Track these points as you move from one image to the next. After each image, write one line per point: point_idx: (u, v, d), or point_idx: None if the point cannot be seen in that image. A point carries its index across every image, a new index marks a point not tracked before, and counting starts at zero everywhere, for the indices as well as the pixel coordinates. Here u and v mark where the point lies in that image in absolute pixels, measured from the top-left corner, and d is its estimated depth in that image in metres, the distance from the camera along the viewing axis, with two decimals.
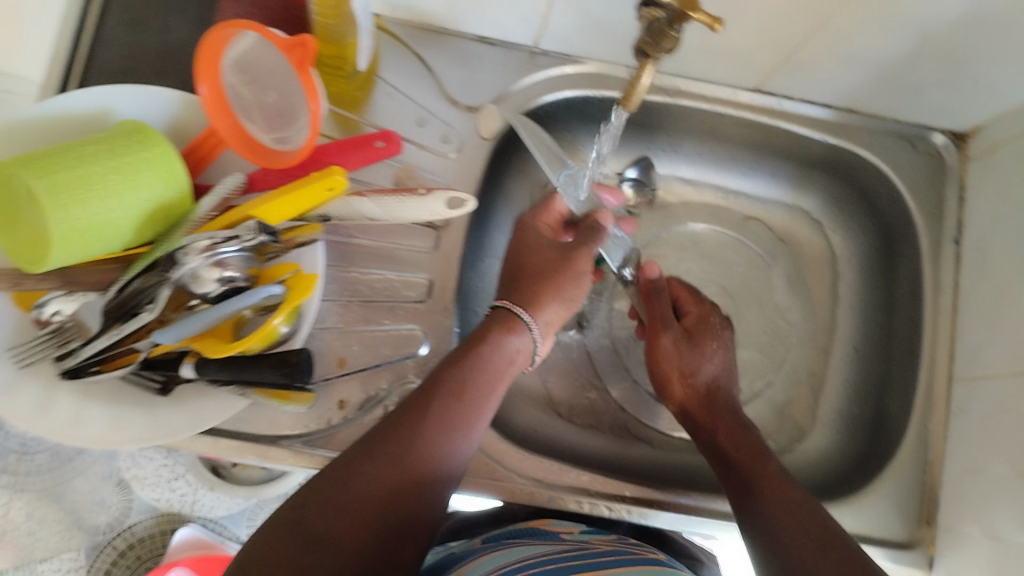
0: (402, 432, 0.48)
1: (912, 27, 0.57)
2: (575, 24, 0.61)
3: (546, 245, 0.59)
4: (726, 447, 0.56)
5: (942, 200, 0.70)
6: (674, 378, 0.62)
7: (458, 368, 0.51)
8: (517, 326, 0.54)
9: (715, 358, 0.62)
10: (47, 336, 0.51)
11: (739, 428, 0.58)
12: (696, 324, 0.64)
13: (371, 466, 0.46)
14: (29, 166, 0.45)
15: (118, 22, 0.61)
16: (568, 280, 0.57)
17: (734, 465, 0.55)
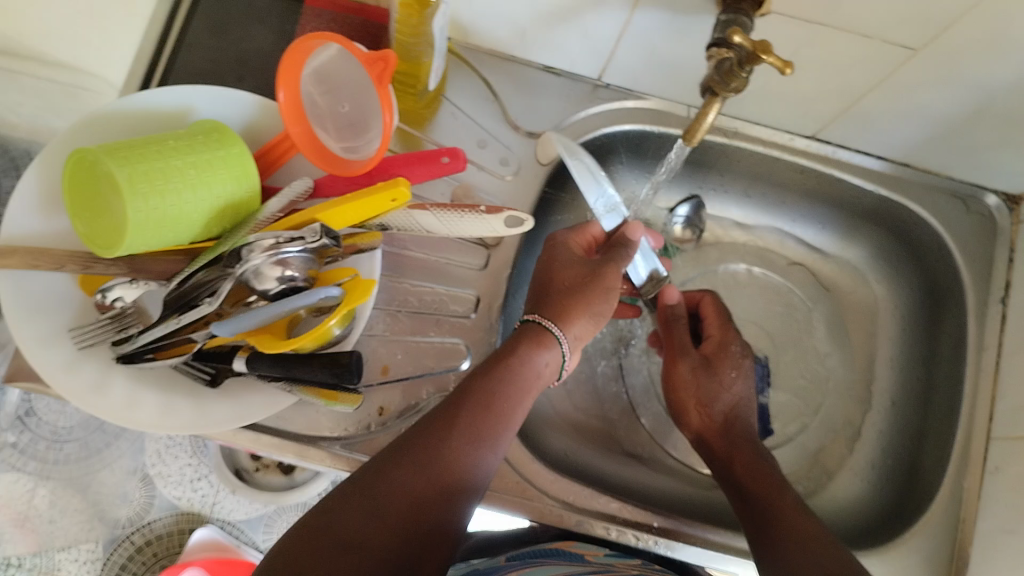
0: (430, 439, 0.48)
1: (973, 84, 0.58)
2: (641, 61, 0.63)
3: (576, 262, 0.59)
4: (743, 477, 0.56)
5: (992, 260, 0.70)
6: (691, 406, 0.62)
7: (488, 380, 0.52)
8: (548, 341, 0.55)
9: (732, 387, 0.62)
10: (108, 321, 0.53)
11: (756, 459, 0.57)
12: (714, 351, 0.64)
13: (400, 471, 0.46)
14: (114, 157, 0.47)
15: (203, 27, 0.64)
16: (598, 295, 0.57)
17: (750, 495, 0.55)
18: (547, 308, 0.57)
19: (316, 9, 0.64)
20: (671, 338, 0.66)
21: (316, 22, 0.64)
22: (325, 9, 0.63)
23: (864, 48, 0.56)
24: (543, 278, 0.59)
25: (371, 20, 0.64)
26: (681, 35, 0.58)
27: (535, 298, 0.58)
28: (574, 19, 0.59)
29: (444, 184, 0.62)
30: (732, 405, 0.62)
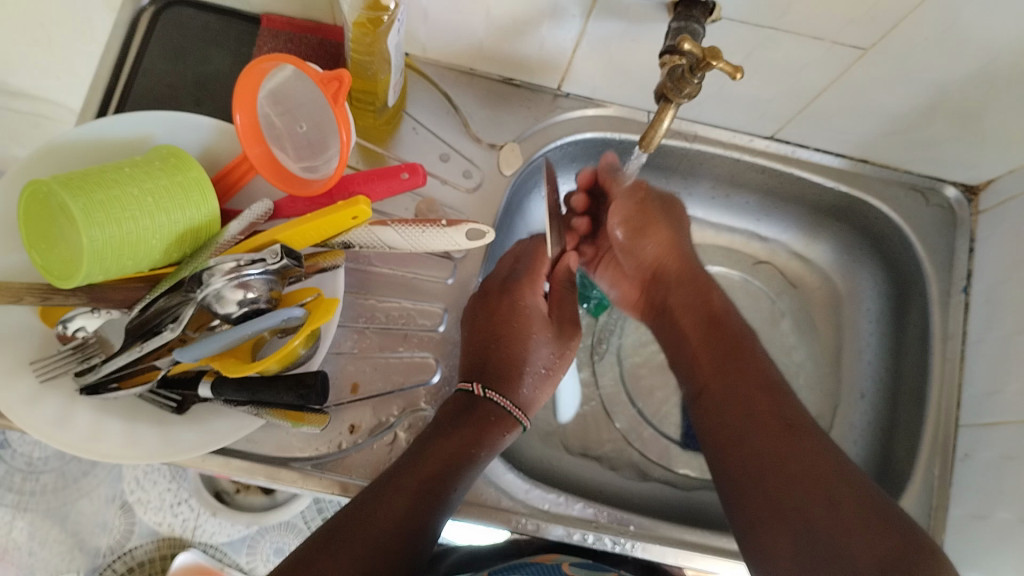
0: (378, 515, 0.48)
1: (926, 81, 0.59)
2: (599, 70, 0.63)
3: (544, 336, 0.64)
4: (714, 313, 0.59)
5: (953, 251, 0.71)
6: (661, 239, 0.63)
7: (443, 450, 0.53)
8: (514, 425, 0.59)
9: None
10: (70, 352, 0.52)
11: (728, 306, 0.60)
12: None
13: (336, 556, 0.46)
14: (67, 186, 0.46)
15: (160, 52, 0.64)
16: (564, 367, 0.65)
17: (721, 333, 0.58)
18: (519, 393, 0.61)
19: (272, 30, 0.62)
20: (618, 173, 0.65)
21: (272, 42, 0.62)
22: (282, 29, 0.63)
23: (816, 49, 0.57)
24: (502, 347, 0.61)
25: (327, 39, 0.63)
26: (636, 42, 0.58)
27: (495, 372, 0.59)
28: (529, 29, 0.59)
29: (407, 200, 0.62)
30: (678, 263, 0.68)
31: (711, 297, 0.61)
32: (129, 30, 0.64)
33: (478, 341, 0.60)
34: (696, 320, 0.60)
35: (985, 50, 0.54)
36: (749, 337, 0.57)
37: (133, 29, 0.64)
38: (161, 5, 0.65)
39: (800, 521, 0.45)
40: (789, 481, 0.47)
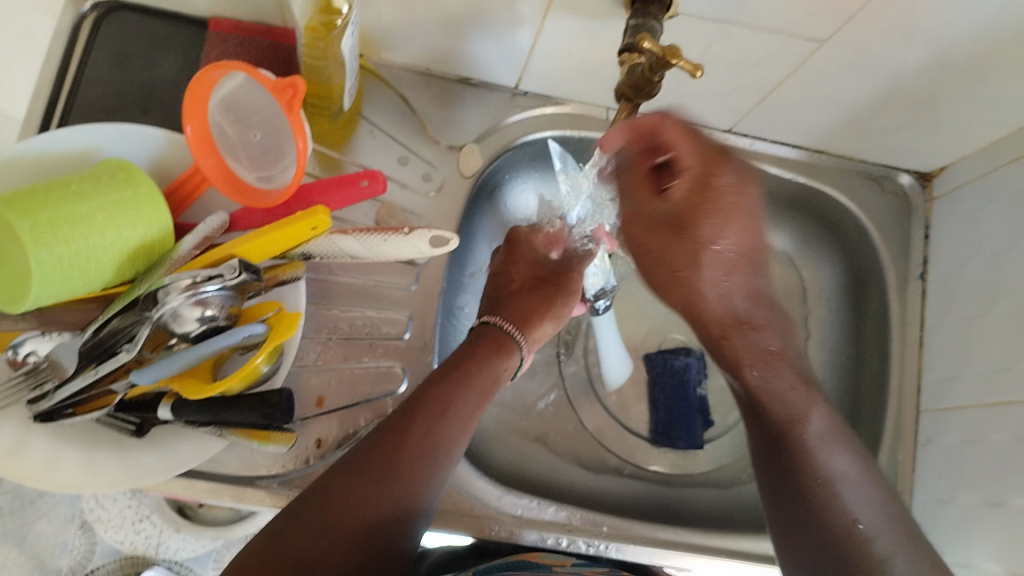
0: (381, 450, 0.47)
1: (880, 73, 0.60)
2: (557, 68, 0.62)
3: (532, 270, 0.63)
4: (767, 392, 0.50)
5: (910, 237, 0.72)
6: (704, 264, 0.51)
7: (449, 388, 0.51)
8: (510, 347, 0.57)
9: (727, 237, 0.50)
10: (20, 378, 0.49)
11: (772, 377, 0.51)
12: (695, 207, 0.49)
13: (349, 484, 0.45)
14: (12, 207, 0.44)
15: (102, 61, 0.61)
16: (561, 301, 0.62)
17: (767, 414, 0.50)
18: (507, 310, 0.60)
19: (220, 34, 0.61)
20: (622, 196, 0.53)
21: (221, 47, 0.60)
22: (230, 33, 0.61)
23: (772, 43, 0.57)
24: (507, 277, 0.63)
25: (278, 42, 0.61)
26: (594, 40, 0.58)
27: (494, 300, 0.61)
28: (486, 30, 0.58)
29: (367, 206, 0.61)
30: (742, 278, 0.52)
31: (743, 374, 0.52)
32: (71, 36, 0.61)
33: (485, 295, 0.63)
34: (741, 388, 0.53)
35: (939, 39, 0.55)
36: (806, 409, 0.49)
37: (75, 35, 0.61)
38: (102, 8, 0.62)
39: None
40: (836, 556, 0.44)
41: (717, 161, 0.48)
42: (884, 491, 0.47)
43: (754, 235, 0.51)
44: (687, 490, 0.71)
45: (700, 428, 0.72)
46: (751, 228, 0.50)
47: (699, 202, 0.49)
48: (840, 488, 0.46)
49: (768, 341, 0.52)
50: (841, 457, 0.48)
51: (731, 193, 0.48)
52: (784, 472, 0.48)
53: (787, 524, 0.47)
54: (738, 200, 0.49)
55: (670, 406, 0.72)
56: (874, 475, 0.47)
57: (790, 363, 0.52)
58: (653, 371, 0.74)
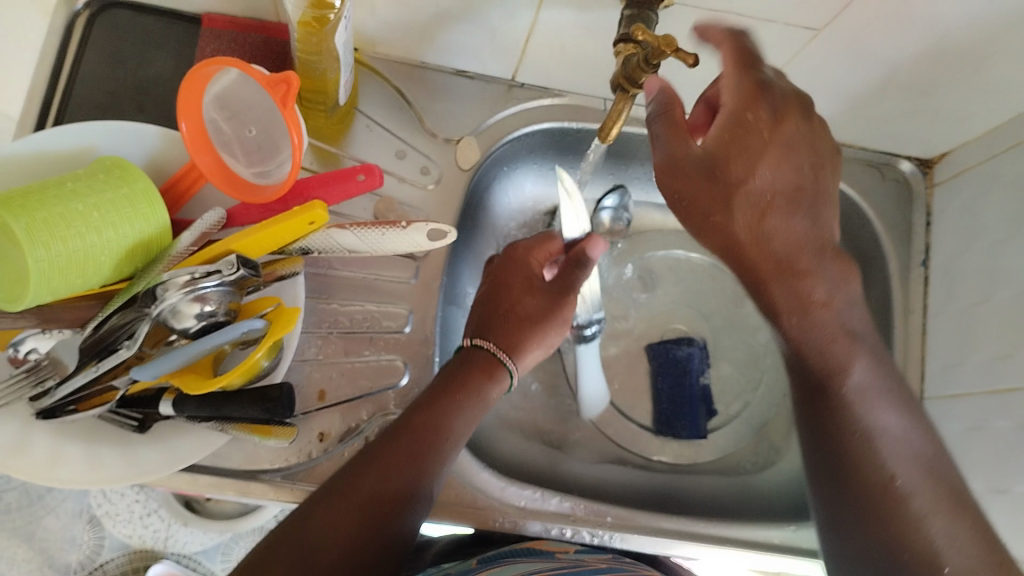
0: (362, 479, 0.46)
1: (878, 61, 0.59)
2: (552, 59, 0.62)
3: (529, 288, 0.58)
4: (807, 351, 0.54)
5: (910, 224, 0.72)
6: (735, 206, 0.50)
7: (433, 417, 0.50)
8: (498, 374, 0.54)
9: (763, 173, 0.50)
10: (23, 375, 0.50)
11: (812, 330, 0.54)
12: (730, 143, 0.49)
13: (330, 515, 0.45)
14: (7, 206, 0.44)
15: (96, 59, 0.61)
16: (555, 328, 0.58)
17: (807, 368, 0.55)
18: (501, 337, 0.55)
19: (214, 31, 0.61)
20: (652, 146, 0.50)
21: (216, 44, 0.60)
22: (224, 29, 0.61)
23: (768, 31, 0.57)
24: (504, 299, 0.57)
25: (273, 37, 0.61)
26: (589, 30, 0.57)
27: (485, 322, 0.56)
28: (481, 21, 0.58)
29: (365, 200, 0.61)
30: (784, 220, 0.51)
31: (783, 321, 0.54)
32: (65, 35, 0.61)
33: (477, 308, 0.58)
34: (783, 340, 0.56)
35: (937, 26, 0.54)
36: (848, 362, 0.53)
37: (70, 34, 0.61)
38: (95, 7, 0.62)
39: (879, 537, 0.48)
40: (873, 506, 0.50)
41: (754, 99, 0.49)
42: (936, 444, 0.52)
43: (794, 176, 0.51)
44: (691, 477, 0.71)
45: (704, 418, 0.72)
46: (790, 167, 0.50)
47: (732, 139, 0.49)
48: (878, 442, 0.52)
49: (812, 289, 0.53)
50: (887, 413, 0.53)
51: (765, 129, 0.49)
52: (825, 425, 0.54)
53: (829, 476, 0.53)
54: (770, 138, 0.49)
55: (673, 396, 0.72)
56: (925, 428, 0.53)
57: (833, 316, 0.54)
58: (655, 362, 0.74)
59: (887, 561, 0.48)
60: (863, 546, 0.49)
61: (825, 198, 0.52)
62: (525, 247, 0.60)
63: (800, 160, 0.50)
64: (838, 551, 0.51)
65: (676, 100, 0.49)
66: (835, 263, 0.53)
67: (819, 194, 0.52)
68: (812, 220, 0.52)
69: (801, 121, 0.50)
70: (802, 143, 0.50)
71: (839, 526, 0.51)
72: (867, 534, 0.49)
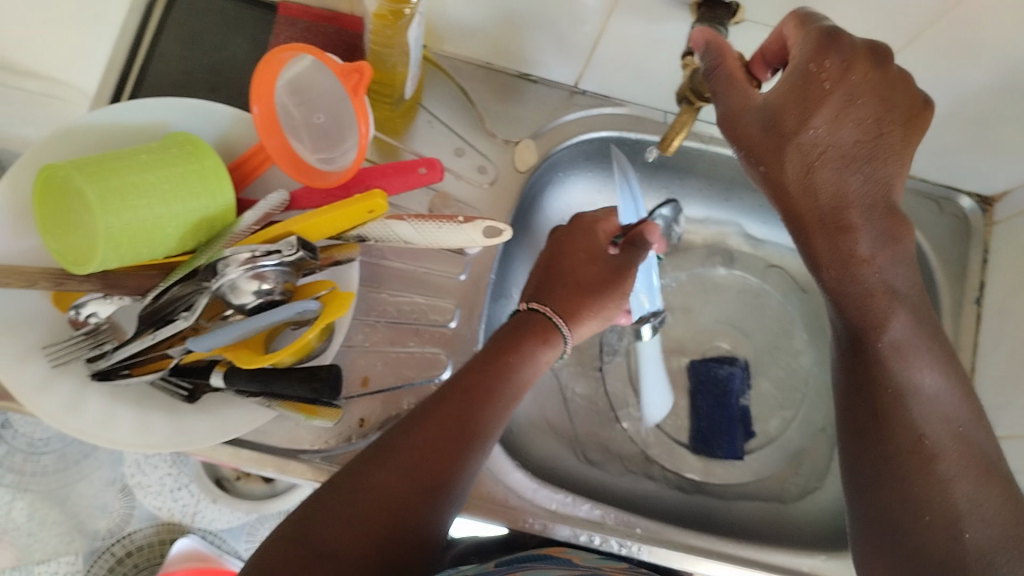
0: (416, 434, 0.48)
1: (946, 92, 0.59)
2: (618, 68, 0.63)
3: (591, 260, 0.59)
4: (845, 305, 0.53)
5: (966, 260, 0.71)
6: (785, 161, 0.50)
7: (487, 376, 0.52)
8: (553, 338, 0.56)
9: (818, 125, 0.48)
10: (82, 338, 0.52)
11: (851, 280, 0.52)
12: (786, 95, 0.48)
13: (384, 469, 0.46)
14: (84, 173, 0.46)
15: (174, 39, 0.63)
16: (614, 299, 0.59)
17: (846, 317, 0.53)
18: (562, 303, 0.57)
19: (290, 19, 0.62)
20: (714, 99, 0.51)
21: (290, 31, 0.61)
22: (299, 18, 0.62)
23: None
24: (563, 264, 0.59)
25: (345, 28, 0.63)
26: (658, 42, 0.58)
27: (544, 287, 0.59)
28: (549, 26, 0.58)
29: (421, 194, 0.62)
30: (838, 172, 0.49)
31: (822, 273, 0.53)
32: (145, 14, 0.63)
33: (536, 275, 0.61)
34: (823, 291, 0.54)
35: (1010, 61, 0.54)
36: (886, 317, 0.51)
37: (150, 13, 0.64)
38: None
39: (899, 505, 0.46)
40: (899, 467, 0.47)
41: (822, 51, 0.46)
42: (974, 409, 0.50)
43: (858, 130, 0.48)
44: (722, 497, 0.70)
45: (741, 440, 0.72)
46: (851, 122, 0.48)
47: (792, 90, 0.47)
48: (912, 400, 0.49)
49: (856, 244, 0.51)
50: (932, 373, 0.50)
51: (828, 79, 0.46)
52: (862, 376, 0.52)
53: (855, 433, 0.51)
54: (835, 89, 0.46)
55: (712, 415, 0.72)
56: (965, 394, 0.50)
57: (875, 273, 0.52)
58: (696, 378, 0.74)
59: (904, 514, 0.46)
60: (881, 504, 0.47)
61: (893, 153, 0.49)
62: (592, 218, 0.62)
63: (863, 114, 0.47)
64: (852, 507, 0.49)
65: (725, 51, 0.49)
66: (889, 221, 0.50)
67: (885, 148, 0.48)
68: (869, 175, 0.49)
69: (873, 72, 0.46)
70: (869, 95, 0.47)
71: (860, 487, 0.49)
72: (886, 492, 0.47)
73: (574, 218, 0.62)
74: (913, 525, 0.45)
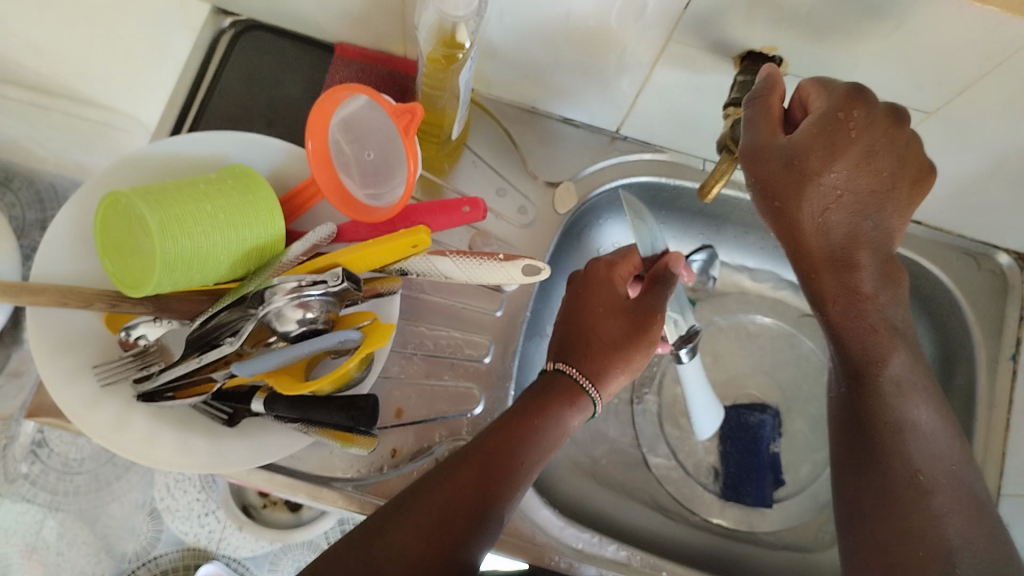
0: (436, 498, 0.47)
1: (986, 149, 0.59)
2: (659, 116, 0.64)
3: (614, 310, 0.57)
4: (848, 338, 0.55)
5: (1003, 317, 0.70)
6: (804, 200, 0.50)
7: (512, 439, 0.51)
8: (580, 402, 0.54)
9: (839, 171, 0.49)
10: (132, 358, 0.54)
11: (857, 318, 0.54)
12: (815, 137, 0.48)
13: (401, 533, 0.46)
14: (147, 201, 0.48)
15: (234, 76, 0.66)
16: (640, 349, 0.56)
17: (846, 350, 0.56)
18: (587, 363, 0.55)
19: (345, 59, 0.65)
20: (739, 130, 0.51)
21: (345, 71, 0.64)
22: (354, 59, 0.65)
23: None
24: (582, 319, 0.57)
25: (397, 70, 0.65)
26: (700, 92, 0.59)
27: (567, 345, 0.57)
28: (593, 75, 0.61)
29: (462, 231, 0.64)
30: (851, 215, 0.51)
31: (827, 309, 0.55)
32: (208, 50, 0.66)
33: (558, 332, 0.59)
34: (824, 326, 0.57)
35: None
36: (887, 354, 0.54)
37: (212, 49, 0.66)
38: (240, 27, 0.67)
39: (895, 538, 0.49)
40: (896, 502, 0.50)
41: (852, 102, 0.48)
42: (962, 449, 0.53)
43: (872, 180, 0.50)
44: (749, 545, 0.69)
45: (770, 487, 0.72)
46: (869, 171, 0.50)
47: (818, 133, 0.48)
48: (908, 435, 0.53)
49: (862, 283, 0.53)
50: (923, 410, 0.54)
51: (856, 129, 0.48)
52: (860, 409, 0.55)
53: (851, 467, 0.54)
54: (858, 140, 0.49)
55: (741, 461, 0.73)
56: (954, 431, 0.54)
57: (879, 310, 0.55)
58: (726, 425, 0.74)
59: (898, 547, 0.48)
60: (872, 533, 0.50)
61: (900, 206, 0.52)
62: (608, 263, 0.60)
63: (881, 166, 0.50)
64: (845, 535, 0.52)
65: (779, 86, 0.49)
66: (888, 265, 0.54)
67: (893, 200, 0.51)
68: (879, 222, 0.52)
69: (894, 131, 0.49)
70: (888, 149, 0.49)
71: (855, 517, 0.52)
72: (883, 524, 0.50)
73: (586, 267, 0.60)
74: (909, 560, 0.48)
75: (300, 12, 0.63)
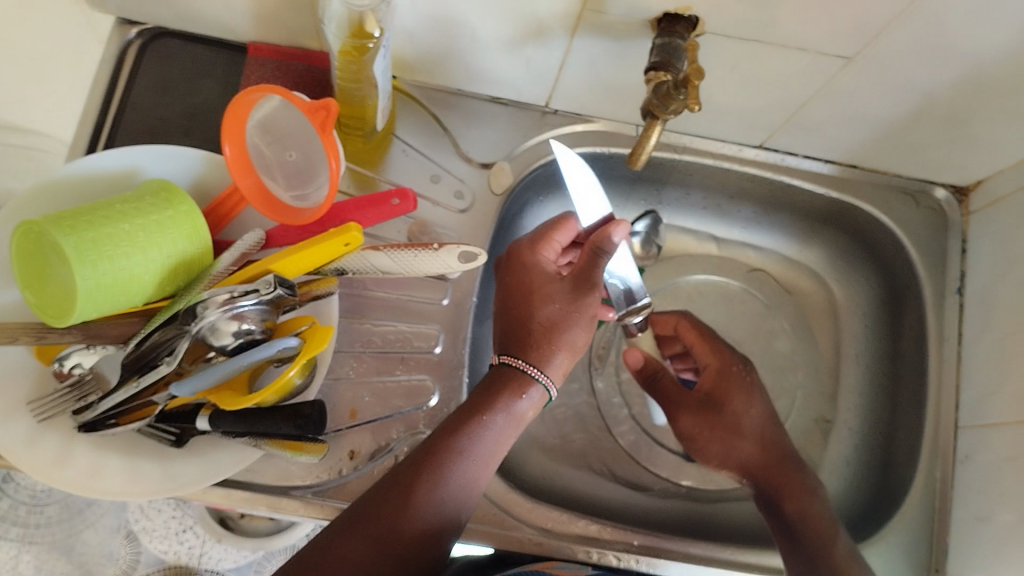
0: (387, 509, 0.47)
1: (912, 88, 0.59)
2: (586, 87, 0.63)
3: (551, 291, 0.56)
4: (802, 525, 0.61)
5: (946, 251, 0.71)
6: (731, 440, 0.65)
7: (461, 438, 0.50)
8: (529, 390, 0.53)
9: (755, 411, 0.66)
10: (68, 389, 0.52)
11: (811, 508, 0.62)
12: (720, 388, 0.67)
13: (351, 543, 0.46)
14: (59, 225, 0.46)
15: (147, 86, 0.64)
16: (583, 328, 0.55)
17: (800, 537, 0.60)
18: (532, 354, 0.54)
19: (259, 59, 0.63)
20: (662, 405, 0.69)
21: (260, 71, 0.62)
22: (269, 58, 0.63)
23: (799, 60, 0.57)
24: (520, 307, 0.56)
25: (314, 66, 0.63)
26: (621, 59, 0.59)
27: (507, 334, 0.55)
28: (513, 52, 0.59)
29: (399, 222, 0.62)
30: (771, 433, 0.66)
31: (784, 507, 0.63)
32: (117, 62, 0.64)
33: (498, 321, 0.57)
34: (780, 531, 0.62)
35: (969, 55, 0.55)
36: (832, 535, 0.60)
37: (122, 62, 0.64)
38: (147, 36, 0.65)
39: None
40: None
41: (727, 357, 0.69)
42: None
43: (768, 408, 0.67)
44: (720, 503, 0.70)
45: None
46: (763, 401, 0.67)
47: (723, 383, 0.67)
48: None
49: (813, 482, 0.64)
50: None
51: (745, 374, 0.68)
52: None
53: None
54: (747, 381, 0.67)
55: None
56: None
57: (818, 503, 0.63)
58: None
59: None
60: None
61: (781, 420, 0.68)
62: (532, 242, 0.60)
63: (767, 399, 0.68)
64: None
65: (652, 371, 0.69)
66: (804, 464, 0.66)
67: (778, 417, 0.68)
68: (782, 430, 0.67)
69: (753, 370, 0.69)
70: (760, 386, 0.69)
71: None
72: None
73: (510, 251, 0.59)
74: None
75: (207, 14, 0.61)
